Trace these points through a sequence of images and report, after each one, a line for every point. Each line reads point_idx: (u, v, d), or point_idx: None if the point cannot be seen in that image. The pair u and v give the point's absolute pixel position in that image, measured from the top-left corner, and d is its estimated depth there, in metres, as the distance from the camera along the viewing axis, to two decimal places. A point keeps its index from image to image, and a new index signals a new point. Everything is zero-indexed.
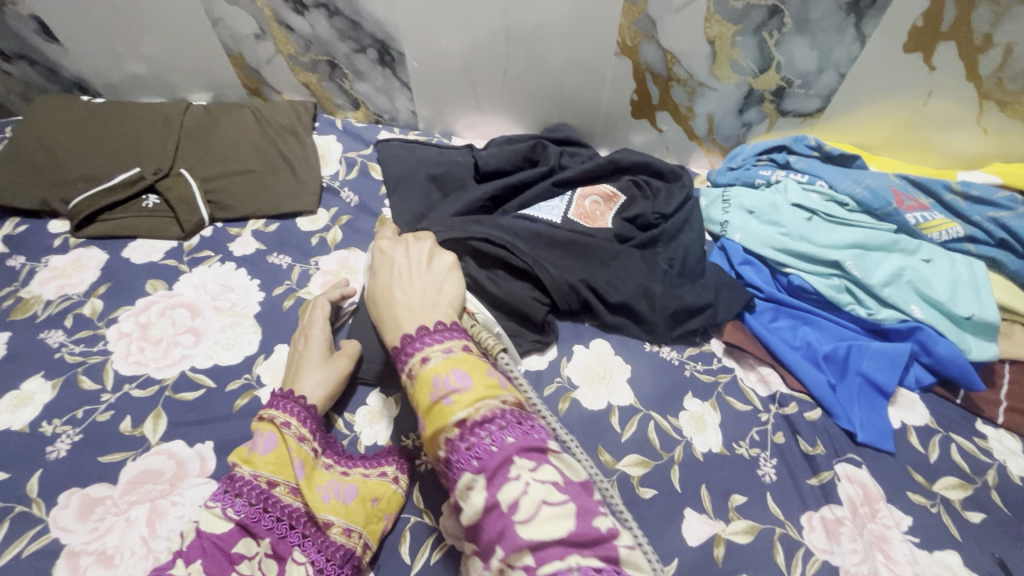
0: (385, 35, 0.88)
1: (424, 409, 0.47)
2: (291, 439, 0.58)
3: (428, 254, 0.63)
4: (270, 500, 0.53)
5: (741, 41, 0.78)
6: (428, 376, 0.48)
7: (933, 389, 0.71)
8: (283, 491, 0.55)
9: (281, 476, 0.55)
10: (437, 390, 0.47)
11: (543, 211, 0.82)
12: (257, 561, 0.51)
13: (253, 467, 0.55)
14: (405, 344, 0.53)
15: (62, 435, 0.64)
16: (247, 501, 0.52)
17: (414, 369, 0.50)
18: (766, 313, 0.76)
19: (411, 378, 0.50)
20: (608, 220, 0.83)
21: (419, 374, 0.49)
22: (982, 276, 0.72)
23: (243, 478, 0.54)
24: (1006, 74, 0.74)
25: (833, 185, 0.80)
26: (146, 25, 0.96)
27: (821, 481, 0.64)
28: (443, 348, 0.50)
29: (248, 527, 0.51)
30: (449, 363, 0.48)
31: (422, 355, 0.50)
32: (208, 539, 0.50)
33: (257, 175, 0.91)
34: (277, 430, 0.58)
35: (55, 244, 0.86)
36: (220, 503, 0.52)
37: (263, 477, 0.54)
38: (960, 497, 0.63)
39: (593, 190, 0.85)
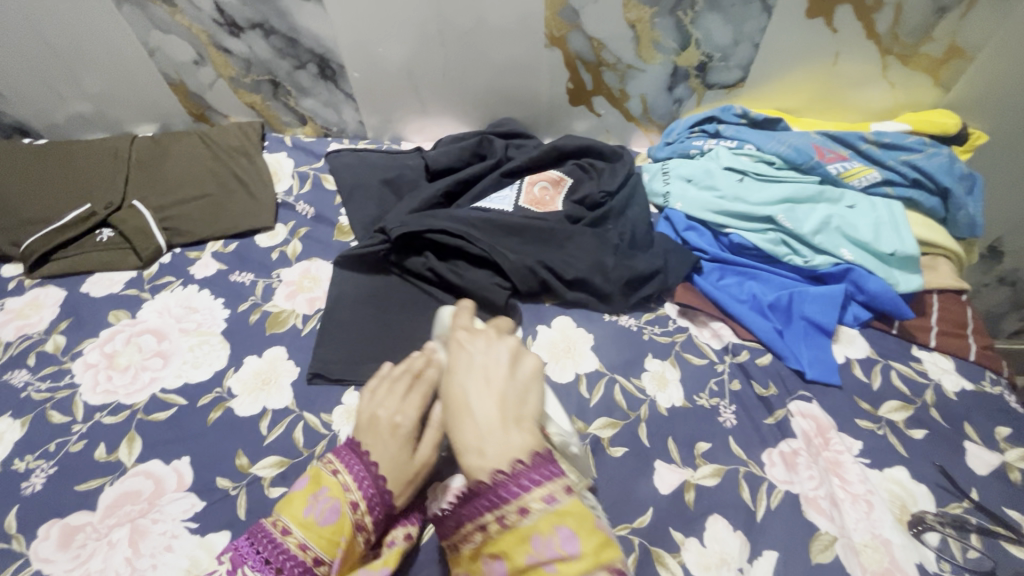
0: (324, 50, 0.91)
1: (518, 570, 0.43)
2: (349, 526, 0.53)
3: (511, 354, 0.58)
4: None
5: (660, 22, 0.83)
6: (527, 534, 0.44)
7: (871, 324, 0.76)
8: (323, 569, 0.52)
9: (328, 555, 0.52)
10: (536, 552, 0.43)
11: (496, 202, 0.85)
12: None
13: (304, 537, 0.52)
14: (495, 483, 0.46)
15: (36, 470, 0.64)
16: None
17: (507, 518, 0.45)
18: (713, 273, 0.81)
19: (504, 527, 0.45)
20: (560, 203, 0.86)
21: (513, 525, 0.45)
22: (900, 214, 0.78)
23: (290, 549, 0.51)
24: (901, 29, 0.81)
25: (760, 147, 0.85)
26: (83, 62, 0.96)
27: (777, 419, 0.68)
28: (545, 495, 0.45)
29: None
30: (490, 547, 0.46)
31: (520, 503, 0.45)
32: None
33: (211, 199, 0.92)
34: (343, 504, 0.54)
35: (11, 287, 0.86)
36: (258, 571, 0.51)
37: (310, 552, 0.51)
38: (903, 418, 0.68)
39: (540, 177, 0.88)
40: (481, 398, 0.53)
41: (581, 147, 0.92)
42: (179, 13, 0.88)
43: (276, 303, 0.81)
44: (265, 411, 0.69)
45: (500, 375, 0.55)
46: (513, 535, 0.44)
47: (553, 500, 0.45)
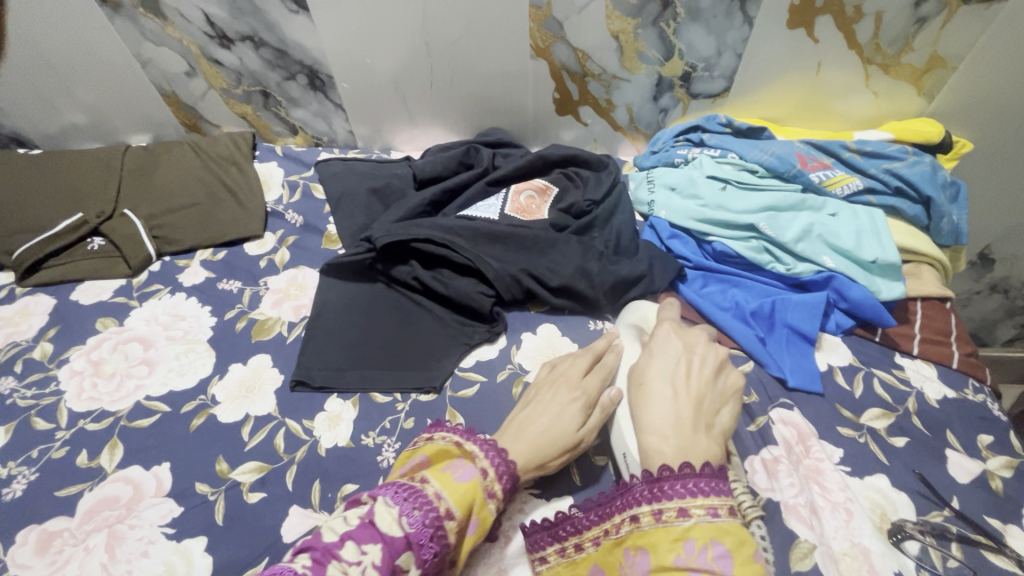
0: (313, 61, 0.92)
1: (658, 564, 0.44)
2: (481, 490, 0.51)
3: (714, 361, 0.59)
4: (440, 531, 0.47)
5: (643, 33, 0.84)
6: (681, 536, 0.44)
7: (854, 331, 0.76)
8: (452, 528, 0.48)
9: (460, 513, 0.49)
10: (684, 555, 0.43)
11: (481, 210, 0.85)
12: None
13: (442, 489, 0.49)
14: (661, 474, 0.48)
15: (17, 476, 0.64)
16: (425, 519, 0.47)
17: (665, 515, 0.46)
18: (696, 281, 0.81)
19: (657, 523, 0.46)
20: (546, 212, 0.87)
21: (668, 522, 0.45)
22: (882, 222, 0.78)
23: (427, 494, 0.49)
24: (882, 39, 0.82)
25: (743, 155, 0.86)
26: (77, 73, 0.98)
27: (758, 426, 0.67)
28: (709, 507, 0.45)
29: (411, 546, 0.46)
30: (638, 539, 0.47)
31: (681, 505, 0.45)
32: (381, 536, 0.45)
33: (201, 208, 0.93)
34: (476, 468, 0.52)
35: (2, 295, 0.87)
36: (398, 504, 0.47)
37: (444, 503, 0.48)
38: (884, 425, 0.68)
39: (526, 186, 0.89)
40: (670, 396, 0.55)
41: (566, 156, 0.93)
42: (171, 26, 0.89)
43: (262, 311, 0.82)
44: (247, 418, 0.69)
45: (702, 377, 0.57)
46: (665, 534, 0.45)
47: (712, 516, 0.44)
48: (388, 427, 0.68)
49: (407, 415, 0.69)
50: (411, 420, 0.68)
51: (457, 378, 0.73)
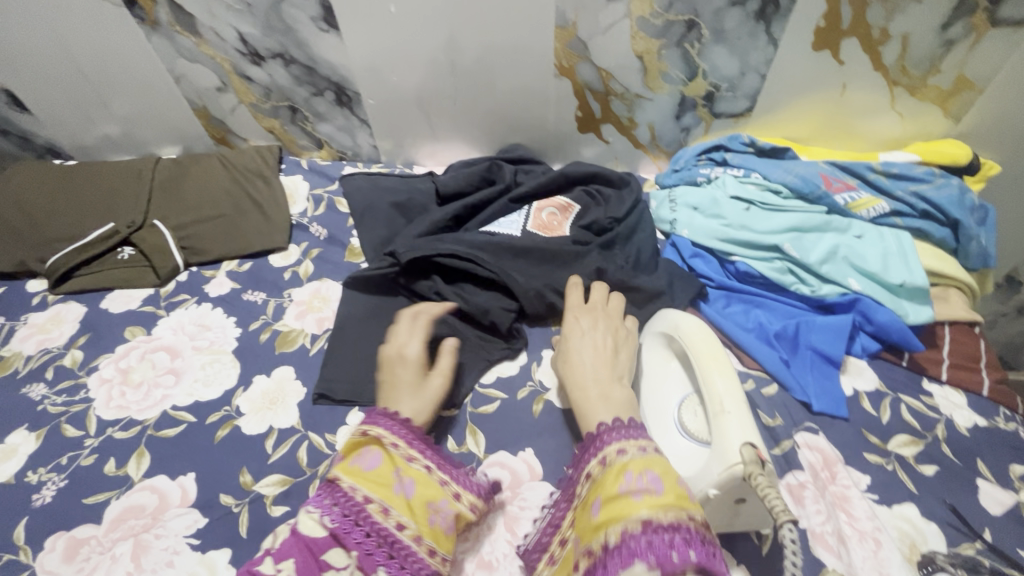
0: (340, 78, 0.94)
1: (606, 497, 0.50)
2: (398, 460, 0.57)
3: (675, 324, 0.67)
4: (361, 515, 0.54)
5: (666, 53, 0.85)
6: (622, 470, 0.51)
7: (880, 355, 0.75)
8: (376, 508, 0.54)
9: (378, 494, 0.55)
10: (627, 483, 0.50)
11: (503, 226, 0.86)
12: (343, 573, 0.52)
13: (353, 480, 0.56)
14: (601, 431, 0.56)
15: (47, 482, 0.66)
16: (341, 511, 0.54)
17: (609, 458, 0.54)
18: (719, 301, 0.81)
19: (604, 467, 0.53)
20: (567, 228, 0.87)
21: (613, 462, 0.53)
22: (909, 245, 0.78)
23: (342, 489, 0.56)
24: (908, 61, 0.82)
25: (766, 175, 0.86)
26: (113, 88, 1.01)
27: (783, 450, 0.66)
28: (638, 445, 0.54)
29: (339, 537, 0.53)
30: (594, 491, 0.52)
31: (619, 446, 0.54)
32: (304, 540, 0.52)
33: (227, 219, 0.95)
34: (383, 450, 0.58)
35: (35, 302, 0.89)
36: (318, 508, 0.54)
37: (361, 491, 0.55)
38: (913, 453, 0.67)
39: (548, 203, 0.90)
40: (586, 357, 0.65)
41: (588, 173, 0.93)
42: (205, 43, 0.92)
43: (286, 323, 0.83)
44: (271, 430, 0.70)
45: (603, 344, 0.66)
46: (610, 475, 0.52)
47: (625, 452, 0.53)
48: None
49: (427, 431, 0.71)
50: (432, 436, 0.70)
51: (477, 395, 0.74)
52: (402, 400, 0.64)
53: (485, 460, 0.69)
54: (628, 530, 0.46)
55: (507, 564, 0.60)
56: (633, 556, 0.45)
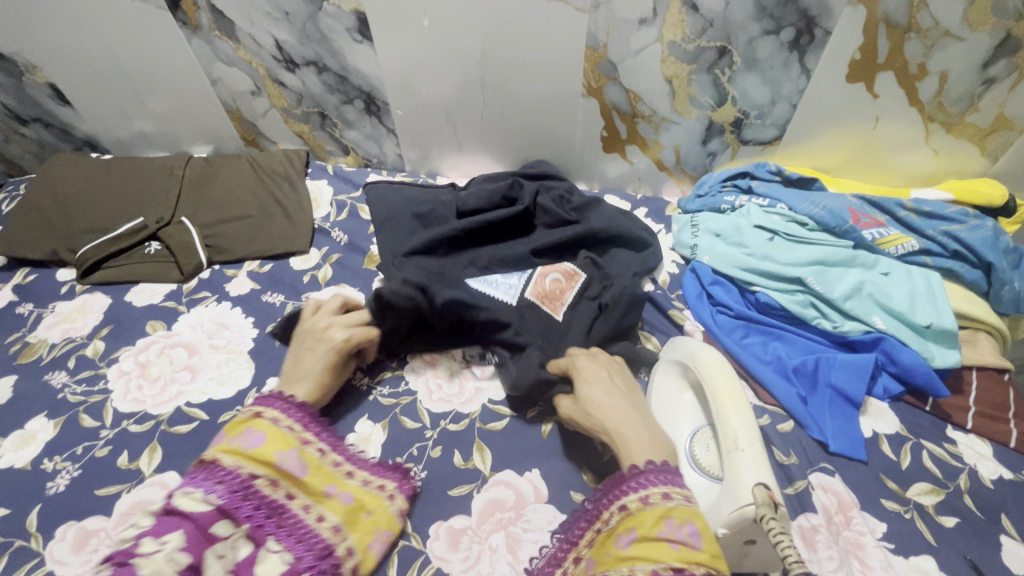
0: (370, 87, 0.95)
1: (642, 533, 0.50)
2: (279, 437, 0.61)
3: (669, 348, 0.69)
4: (250, 490, 0.57)
5: (697, 79, 0.84)
6: (663, 515, 0.51)
7: (902, 398, 0.73)
8: (263, 483, 0.59)
9: (265, 470, 0.59)
10: (666, 529, 0.49)
11: (498, 288, 0.79)
12: (229, 541, 0.56)
13: (237, 458, 0.58)
14: (631, 475, 0.56)
15: (62, 471, 0.67)
16: (229, 488, 0.56)
17: (652, 498, 0.53)
18: (737, 330, 0.79)
19: (643, 505, 0.53)
20: (566, 309, 0.78)
21: (655, 503, 0.52)
22: (938, 286, 0.75)
23: (224, 467, 0.57)
24: (945, 98, 0.80)
25: (792, 207, 0.85)
26: (152, 87, 1.04)
27: (797, 490, 0.65)
28: (683, 494, 0.53)
29: (228, 511, 0.56)
30: (627, 520, 0.53)
31: (663, 490, 0.53)
32: (193, 523, 0.54)
33: (252, 220, 0.97)
34: (267, 429, 0.61)
35: (63, 291, 0.91)
36: (199, 486, 0.55)
37: (246, 470, 0.58)
38: (933, 502, 0.64)
39: (554, 268, 0.82)
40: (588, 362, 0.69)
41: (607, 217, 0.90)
42: (242, 48, 0.94)
43: None
44: None
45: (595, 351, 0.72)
46: (651, 513, 0.51)
47: (668, 498, 0.52)
48: (415, 454, 0.70)
49: (435, 444, 0.71)
50: (439, 449, 0.71)
51: (487, 411, 0.74)
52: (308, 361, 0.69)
53: (490, 478, 0.68)
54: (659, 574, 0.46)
55: None
56: None
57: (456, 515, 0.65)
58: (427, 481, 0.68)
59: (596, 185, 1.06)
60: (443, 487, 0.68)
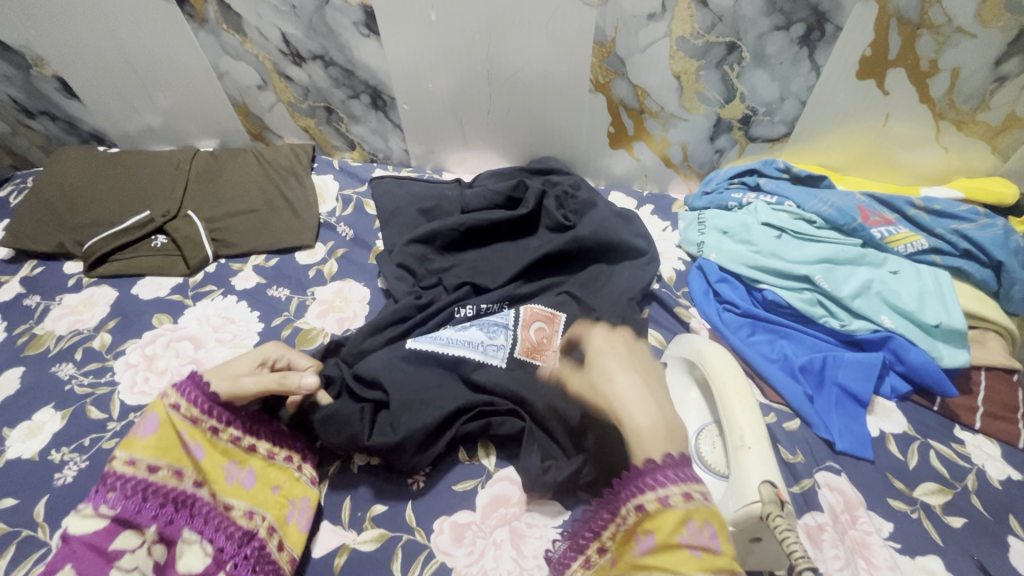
0: (377, 82, 0.95)
1: (662, 541, 0.45)
2: (176, 425, 0.60)
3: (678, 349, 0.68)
4: (150, 488, 0.56)
5: (705, 75, 0.84)
6: (682, 519, 0.45)
7: (910, 397, 0.73)
8: (165, 474, 0.58)
9: (165, 463, 0.58)
10: (686, 535, 0.45)
11: (486, 353, 0.73)
12: (141, 553, 0.54)
13: (130, 453, 0.57)
14: (649, 471, 0.49)
15: (69, 462, 0.67)
16: (120, 495, 0.55)
17: (671, 500, 0.47)
18: (743, 328, 0.79)
19: (660, 507, 0.47)
20: (560, 353, 0.73)
21: (673, 506, 0.46)
22: (947, 285, 0.75)
23: (118, 470, 0.56)
24: (956, 95, 0.79)
25: (800, 204, 0.84)
26: (159, 80, 1.04)
27: (803, 488, 0.64)
28: (701, 492, 0.47)
29: (128, 520, 0.54)
30: (645, 522, 0.47)
31: (683, 492, 0.47)
32: (78, 542, 0.52)
33: (258, 214, 0.97)
34: (165, 414, 0.60)
35: (70, 283, 0.92)
36: (90, 502, 0.54)
37: (143, 464, 0.57)
38: (940, 502, 0.64)
39: (534, 315, 0.76)
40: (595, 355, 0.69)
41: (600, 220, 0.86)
42: (249, 42, 0.94)
43: (307, 320, 0.84)
44: None
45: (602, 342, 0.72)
46: (670, 517, 0.46)
47: (688, 499, 0.46)
48: None
49: None
50: None
51: None
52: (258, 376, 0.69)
53: (494, 473, 0.68)
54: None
55: None
56: None
57: (460, 509, 0.65)
58: (431, 476, 0.68)
59: (602, 182, 1.05)
60: (447, 482, 0.68)
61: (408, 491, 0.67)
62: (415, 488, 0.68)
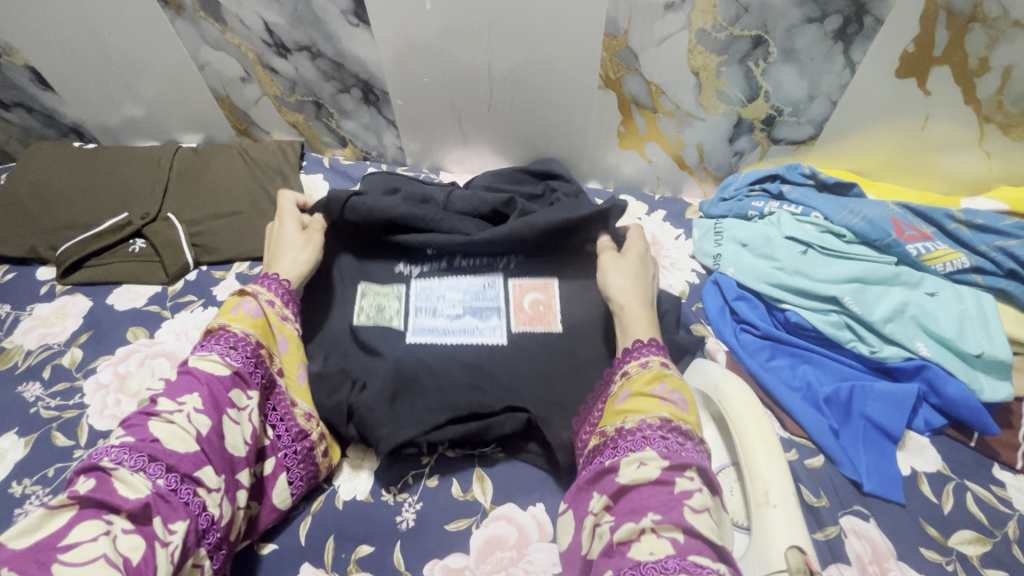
0: (368, 75, 0.88)
1: (636, 390, 0.54)
2: (274, 316, 0.64)
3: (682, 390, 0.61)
4: (263, 358, 0.60)
5: (727, 71, 0.76)
6: (658, 376, 0.55)
7: (944, 431, 0.67)
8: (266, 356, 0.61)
9: (266, 342, 0.62)
10: (659, 390, 0.54)
11: (484, 335, 0.72)
12: (245, 411, 0.55)
13: (248, 325, 0.60)
14: (635, 347, 0.59)
15: (31, 496, 0.62)
16: (244, 353, 0.57)
17: (650, 363, 0.56)
18: (763, 352, 0.72)
19: (642, 368, 0.56)
20: (561, 315, 0.74)
21: (652, 368, 0.56)
22: (991, 310, 0.68)
23: (236, 335, 0.58)
24: (1006, 97, 0.72)
25: (828, 216, 0.77)
26: (137, 71, 0.97)
27: (827, 536, 0.59)
28: None
29: (245, 376, 0.56)
30: (626, 382, 0.56)
31: (659, 359, 0.57)
32: (206, 377, 0.53)
33: (243, 218, 0.91)
34: (262, 304, 0.63)
35: (42, 291, 0.86)
36: (217, 351, 0.56)
37: (254, 336, 0.60)
38: (978, 553, 0.58)
39: (528, 288, 0.76)
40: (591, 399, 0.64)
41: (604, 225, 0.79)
42: (230, 31, 0.87)
43: None
44: None
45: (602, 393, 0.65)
46: (644, 376, 0.55)
47: (666, 366, 0.56)
48: (411, 483, 0.66)
49: (431, 472, 0.66)
50: (436, 478, 0.66)
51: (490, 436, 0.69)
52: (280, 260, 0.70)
53: (490, 512, 0.63)
54: (647, 422, 0.51)
55: None
56: (646, 443, 0.49)
57: (453, 552, 0.60)
58: (422, 514, 0.63)
59: (610, 184, 0.98)
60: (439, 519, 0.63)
61: (397, 531, 0.62)
62: (405, 527, 0.63)
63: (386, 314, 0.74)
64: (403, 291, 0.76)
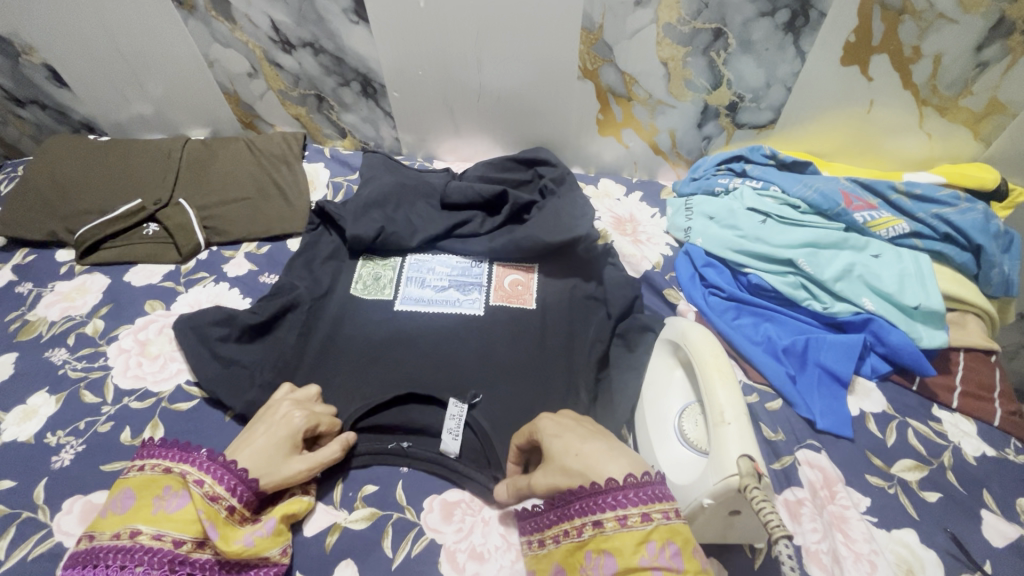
0: (367, 69, 0.95)
1: (628, 568, 0.45)
2: (201, 500, 0.55)
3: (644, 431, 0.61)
4: (176, 561, 0.52)
5: (691, 61, 0.84)
6: (642, 539, 0.46)
7: (890, 377, 0.74)
8: (189, 548, 0.54)
9: (189, 534, 0.54)
10: (648, 556, 0.45)
11: (463, 306, 0.82)
12: None
13: (157, 527, 0.53)
14: (595, 492, 0.50)
15: (65, 445, 0.69)
16: (151, 568, 0.51)
17: (631, 521, 0.47)
18: (729, 312, 0.80)
19: (620, 526, 0.47)
20: (536, 296, 0.84)
21: (635, 527, 0.47)
22: (927, 268, 0.76)
23: (141, 546, 0.52)
24: (939, 81, 0.80)
25: (785, 189, 0.86)
26: (148, 68, 1.04)
27: (783, 465, 0.66)
28: (663, 511, 0.47)
29: None
30: (600, 542, 0.48)
31: (641, 513, 0.47)
32: None
33: (250, 203, 0.97)
34: (187, 488, 0.56)
35: (62, 271, 0.92)
36: None
37: (168, 538, 0.53)
38: (916, 478, 0.66)
39: (511, 269, 0.87)
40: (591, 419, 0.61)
41: (584, 208, 0.87)
42: (239, 29, 0.94)
43: None
44: None
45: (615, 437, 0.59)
46: (629, 538, 0.47)
47: (647, 519, 0.47)
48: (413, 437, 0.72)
49: None
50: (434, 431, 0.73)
51: None
52: (245, 450, 0.60)
53: None
54: None
55: (498, 557, 0.61)
56: None
57: (449, 488, 0.67)
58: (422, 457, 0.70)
59: (592, 169, 1.06)
60: (445, 473, 0.68)
61: (399, 472, 0.69)
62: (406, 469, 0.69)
63: (382, 282, 0.84)
64: (400, 263, 0.87)
